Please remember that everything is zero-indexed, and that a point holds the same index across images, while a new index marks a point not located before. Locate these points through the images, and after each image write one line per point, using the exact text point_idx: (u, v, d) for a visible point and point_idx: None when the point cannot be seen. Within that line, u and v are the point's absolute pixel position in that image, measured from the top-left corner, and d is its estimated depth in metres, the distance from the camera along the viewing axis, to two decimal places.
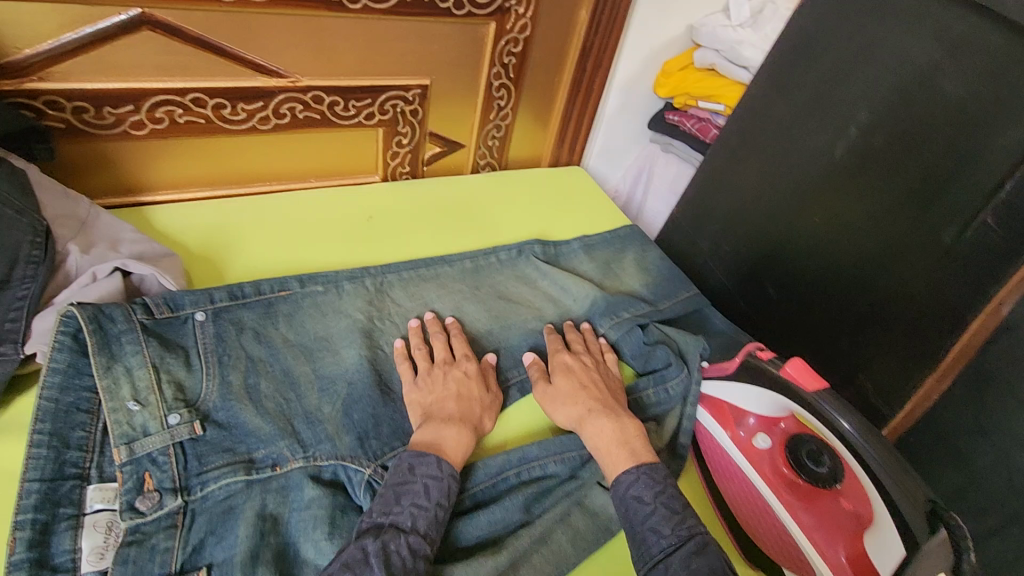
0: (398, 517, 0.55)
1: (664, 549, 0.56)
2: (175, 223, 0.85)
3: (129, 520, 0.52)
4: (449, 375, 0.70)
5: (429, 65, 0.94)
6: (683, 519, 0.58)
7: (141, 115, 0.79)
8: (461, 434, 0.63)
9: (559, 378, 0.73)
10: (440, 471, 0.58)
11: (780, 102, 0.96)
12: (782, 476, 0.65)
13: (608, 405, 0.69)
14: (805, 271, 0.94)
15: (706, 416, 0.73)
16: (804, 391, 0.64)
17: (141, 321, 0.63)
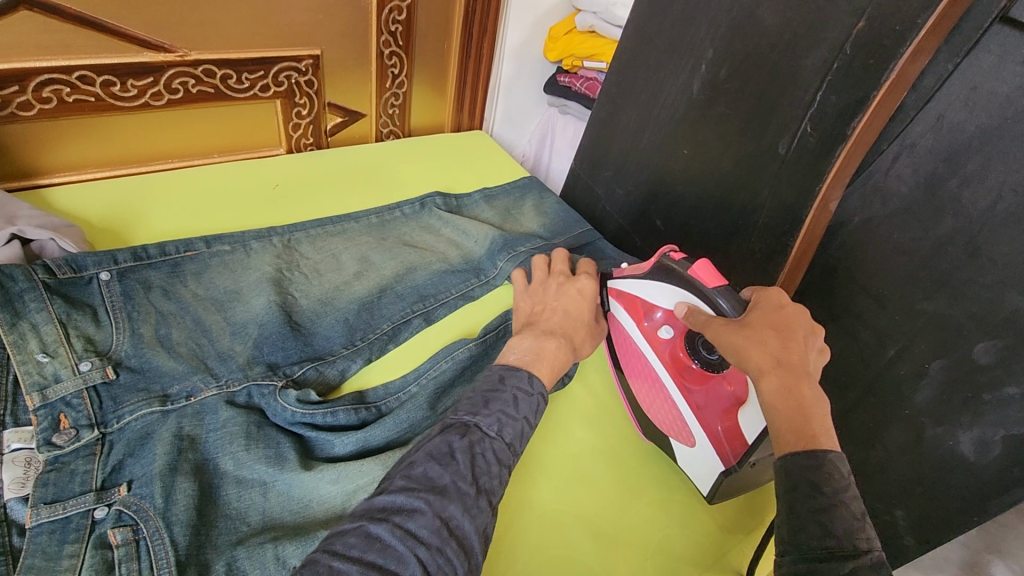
0: (485, 421, 0.58)
1: (829, 550, 0.45)
2: (74, 201, 0.86)
3: (47, 451, 0.56)
4: (562, 294, 0.77)
5: (318, 35, 0.99)
6: (864, 529, 0.46)
7: (28, 96, 0.80)
8: (557, 349, 0.69)
9: (765, 322, 0.60)
10: (531, 388, 0.62)
11: (645, 49, 1.08)
12: (679, 362, 0.72)
13: (800, 368, 0.56)
14: (682, 199, 1.06)
15: (620, 309, 0.77)
16: (704, 287, 0.67)
17: (43, 281, 0.66)
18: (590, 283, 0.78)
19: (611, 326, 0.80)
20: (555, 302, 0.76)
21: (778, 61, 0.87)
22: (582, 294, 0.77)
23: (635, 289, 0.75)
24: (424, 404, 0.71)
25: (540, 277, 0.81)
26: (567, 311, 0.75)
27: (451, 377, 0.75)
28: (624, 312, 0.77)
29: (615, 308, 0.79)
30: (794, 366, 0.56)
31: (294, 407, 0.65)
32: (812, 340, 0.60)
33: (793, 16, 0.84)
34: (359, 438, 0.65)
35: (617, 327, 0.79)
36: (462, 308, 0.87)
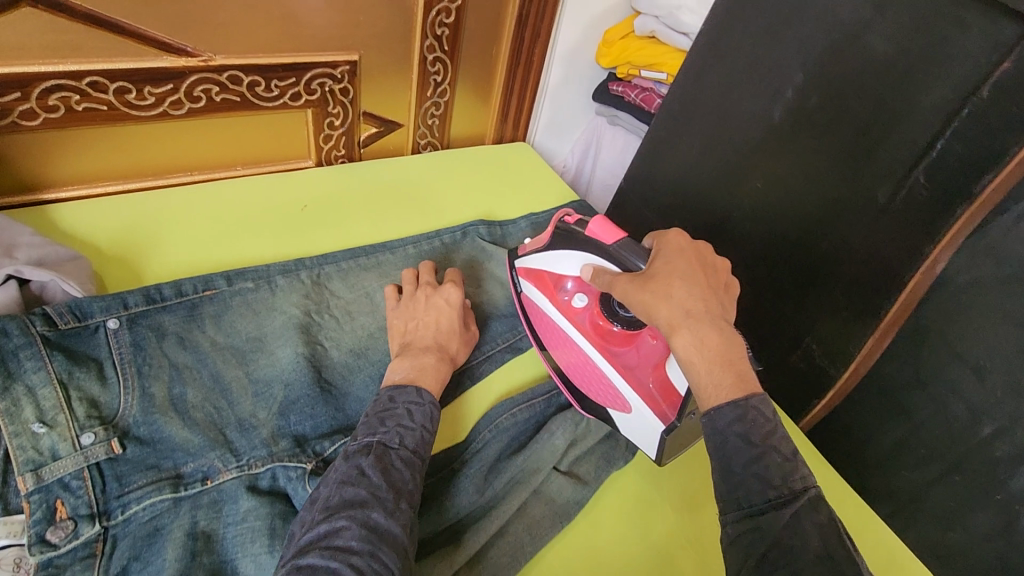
0: (386, 436, 0.56)
1: (769, 501, 0.46)
2: (82, 223, 0.77)
3: (39, 554, 0.49)
4: (431, 303, 0.72)
5: (358, 38, 0.88)
6: (798, 468, 0.47)
7: (31, 104, 0.71)
8: (438, 367, 0.66)
9: (668, 271, 0.59)
10: (422, 398, 0.60)
11: (717, 67, 0.94)
12: (599, 328, 0.72)
13: (710, 309, 0.56)
14: (751, 237, 0.95)
15: (530, 287, 0.78)
16: (607, 246, 0.68)
17: (41, 333, 0.58)
18: (456, 291, 0.73)
19: (531, 313, 0.79)
20: (424, 315, 0.71)
21: (886, 95, 0.75)
22: (449, 302, 0.72)
23: (542, 267, 0.77)
24: (472, 487, 0.62)
25: (409, 287, 0.75)
26: (439, 325, 0.70)
27: (499, 454, 0.66)
28: (537, 293, 0.77)
29: (530, 292, 0.78)
30: (708, 309, 0.56)
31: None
32: (715, 279, 0.60)
33: (907, 45, 0.72)
34: None
35: (535, 312, 0.78)
36: (510, 361, 0.78)
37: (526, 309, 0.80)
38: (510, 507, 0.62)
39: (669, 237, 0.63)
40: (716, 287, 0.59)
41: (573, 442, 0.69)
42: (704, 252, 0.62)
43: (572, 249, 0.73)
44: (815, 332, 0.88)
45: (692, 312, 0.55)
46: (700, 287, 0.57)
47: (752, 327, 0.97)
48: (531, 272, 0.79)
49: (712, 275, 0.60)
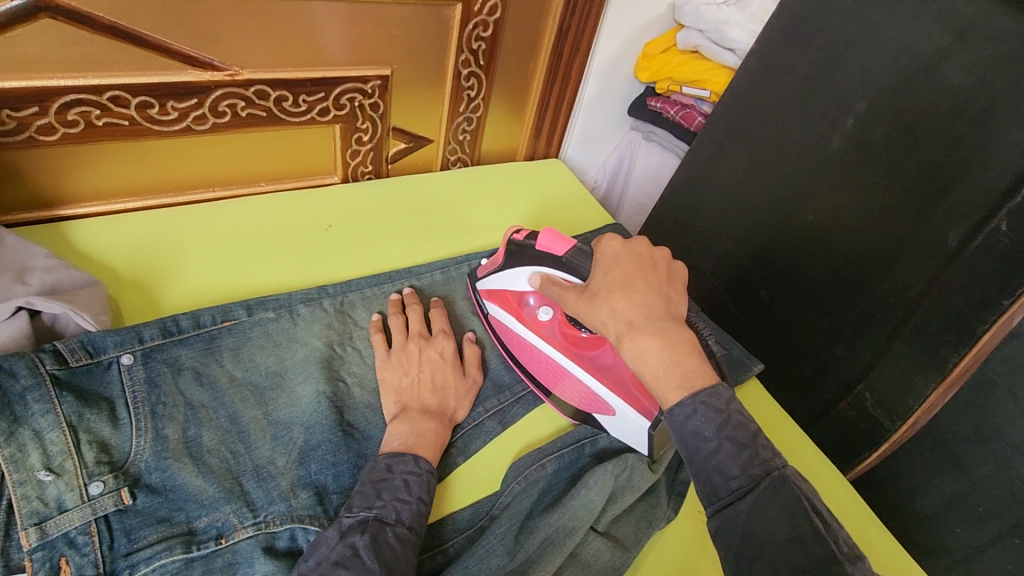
0: (382, 511, 0.54)
1: (732, 493, 0.46)
2: (98, 243, 0.74)
3: None
4: (426, 357, 0.69)
5: (391, 52, 0.84)
6: (756, 455, 0.46)
7: (50, 119, 0.67)
8: (438, 430, 0.64)
9: (607, 279, 0.58)
10: (420, 467, 0.59)
11: (771, 90, 0.88)
12: (568, 337, 0.73)
13: (652, 312, 0.53)
14: (799, 272, 0.89)
15: (495, 309, 0.75)
16: (559, 256, 0.66)
17: (51, 372, 0.55)
18: (448, 342, 0.71)
19: (496, 332, 0.76)
20: (419, 371, 0.68)
21: (963, 131, 0.69)
22: (443, 355, 0.70)
23: (501, 284, 0.75)
24: (501, 550, 0.58)
25: (399, 337, 0.71)
26: (436, 381, 0.67)
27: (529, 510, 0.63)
28: (500, 311, 0.75)
29: (493, 310, 0.76)
30: (651, 312, 0.54)
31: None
32: (655, 272, 0.57)
33: (993, 79, 0.66)
34: None
35: (499, 331, 0.76)
36: (538, 407, 0.73)
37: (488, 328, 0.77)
38: (543, 574, 0.58)
39: (604, 244, 0.60)
40: (662, 284, 0.56)
41: (610, 498, 0.64)
42: (644, 247, 0.59)
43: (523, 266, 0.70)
44: (870, 380, 0.81)
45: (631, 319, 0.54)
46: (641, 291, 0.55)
47: (797, 367, 0.91)
48: (490, 291, 0.76)
49: (656, 271, 0.57)
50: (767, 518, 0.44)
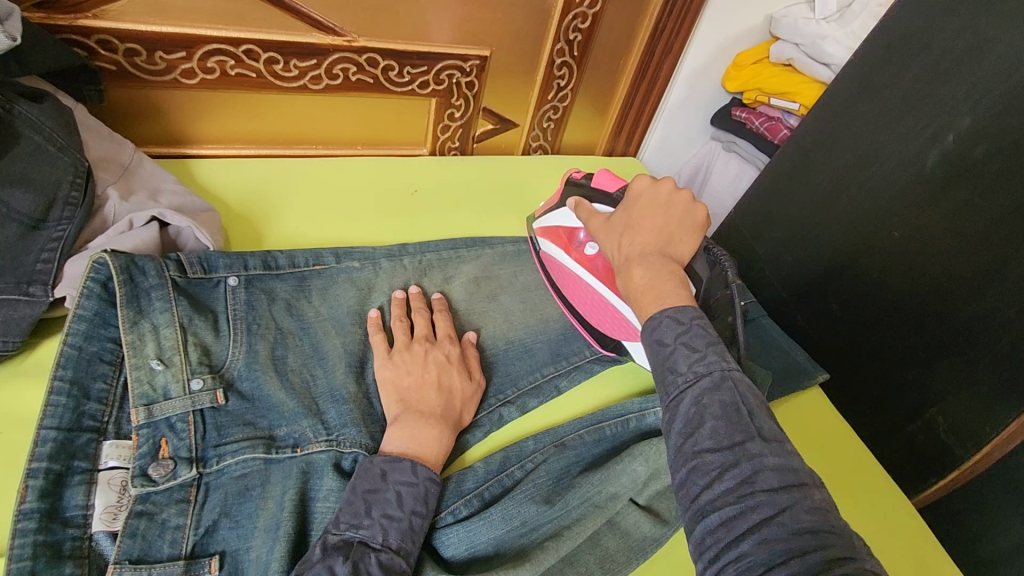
0: (368, 532, 0.51)
1: (680, 388, 0.47)
2: (217, 178, 0.82)
3: (140, 487, 0.51)
4: (429, 357, 0.66)
5: (493, 35, 0.89)
6: (705, 356, 0.47)
7: (192, 64, 0.76)
8: (442, 438, 0.60)
9: (625, 214, 0.62)
10: (416, 477, 0.55)
11: (867, 102, 0.87)
12: (613, 269, 0.73)
13: (663, 248, 0.58)
14: (875, 288, 0.87)
15: (547, 242, 0.81)
16: (609, 191, 0.71)
17: (173, 278, 0.61)
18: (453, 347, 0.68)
19: (552, 269, 0.81)
20: (424, 373, 0.65)
21: None
22: (447, 357, 0.67)
23: (556, 220, 0.79)
24: (538, 498, 0.59)
25: (402, 338, 0.68)
26: (442, 382, 0.64)
27: (567, 470, 0.64)
28: (553, 246, 0.80)
29: (546, 246, 0.81)
30: (646, 247, 0.58)
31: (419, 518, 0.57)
32: (671, 217, 0.60)
33: None
34: (465, 539, 0.56)
35: (555, 267, 0.81)
36: (598, 373, 0.76)
37: (544, 265, 0.83)
38: (581, 531, 0.58)
39: (635, 180, 0.63)
40: (671, 224, 0.59)
41: (652, 474, 0.64)
42: (666, 191, 0.61)
43: (568, 201, 0.74)
44: (943, 405, 0.78)
45: (625, 245, 0.59)
46: (647, 226, 0.59)
47: (862, 387, 0.89)
48: (544, 228, 0.81)
49: (671, 214, 0.60)
50: (703, 405, 0.44)
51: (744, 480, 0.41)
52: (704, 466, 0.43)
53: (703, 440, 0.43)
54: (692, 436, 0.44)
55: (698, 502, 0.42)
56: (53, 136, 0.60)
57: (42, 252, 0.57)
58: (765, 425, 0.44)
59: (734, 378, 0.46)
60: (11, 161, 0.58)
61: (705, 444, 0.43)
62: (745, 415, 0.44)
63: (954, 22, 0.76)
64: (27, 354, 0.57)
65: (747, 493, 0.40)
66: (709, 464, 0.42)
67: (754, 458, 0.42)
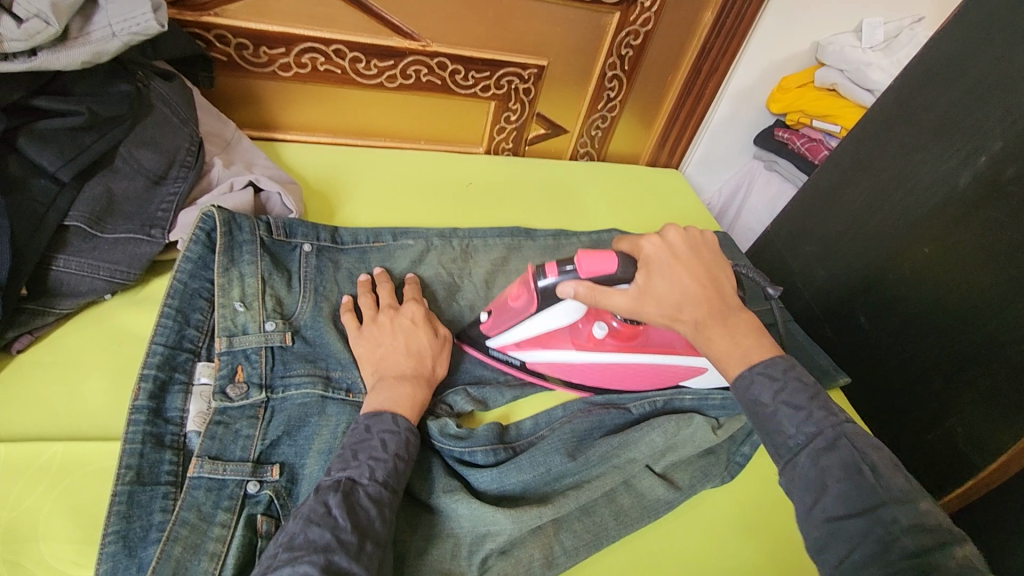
0: (355, 471, 0.53)
1: (791, 449, 0.50)
2: (300, 159, 0.94)
3: (219, 401, 0.59)
4: (397, 325, 0.67)
5: (550, 47, 0.98)
6: (811, 413, 0.50)
7: (289, 59, 0.88)
8: (415, 393, 0.61)
9: (657, 277, 0.58)
10: (398, 425, 0.57)
11: (904, 125, 0.90)
12: (625, 339, 0.70)
13: (722, 302, 0.57)
14: (902, 302, 0.89)
15: (531, 353, 0.71)
16: (616, 273, 0.60)
17: (261, 237, 0.71)
18: (417, 308, 0.69)
19: (551, 368, 0.72)
20: (392, 339, 0.66)
21: None
22: (414, 319, 0.68)
23: (535, 331, 0.69)
24: (563, 451, 0.63)
25: (370, 312, 0.69)
26: (408, 343, 0.65)
27: (591, 432, 0.67)
28: (544, 351, 0.71)
29: (533, 356, 0.71)
30: (707, 305, 0.57)
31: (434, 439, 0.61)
32: (707, 264, 0.59)
33: None
34: (496, 477, 0.60)
35: (549, 367, 0.72)
36: None
37: (530, 373, 0.73)
38: (601, 485, 0.62)
39: (643, 245, 0.61)
40: (709, 273, 0.58)
41: (670, 447, 0.67)
42: (678, 238, 0.60)
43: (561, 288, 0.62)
44: (963, 415, 0.81)
45: (684, 309, 0.57)
46: (693, 284, 0.57)
47: (887, 397, 0.92)
48: (516, 342, 0.70)
49: (701, 260, 0.59)
50: (823, 468, 0.48)
51: (884, 546, 0.43)
52: (844, 532, 0.45)
53: (832, 504, 0.46)
54: (818, 502, 0.47)
55: (844, 565, 0.44)
56: (178, 110, 0.72)
57: (161, 203, 0.68)
58: (894, 485, 0.46)
59: (846, 435, 0.49)
60: (143, 126, 0.69)
61: (836, 510, 0.46)
62: (867, 473, 0.47)
63: (988, 52, 0.78)
64: (142, 288, 0.68)
65: (892, 563, 0.42)
66: (849, 529, 0.45)
67: (889, 525, 0.44)
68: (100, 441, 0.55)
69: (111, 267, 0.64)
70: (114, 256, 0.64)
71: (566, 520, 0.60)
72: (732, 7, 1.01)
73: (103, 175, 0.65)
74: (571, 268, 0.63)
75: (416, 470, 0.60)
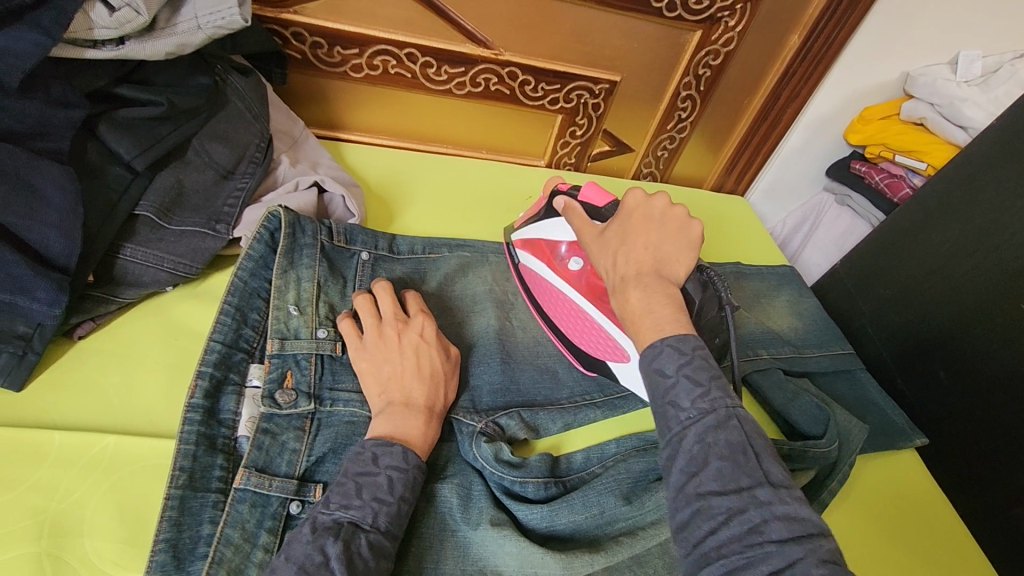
0: (358, 513, 0.49)
1: (681, 424, 0.47)
2: (362, 161, 0.93)
3: (268, 407, 0.57)
4: (405, 340, 0.62)
5: (624, 62, 0.94)
6: (709, 392, 0.48)
7: (362, 60, 0.87)
8: (427, 428, 0.57)
9: (616, 229, 0.60)
10: (407, 463, 0.53)
11: (1007, 168, 0.82)
12: (591, 288, 0.71)
13: (666, 275, 0.57)
14: (988, 361, 0.82)
15: (529, 257, 0.77)
16: (597, 207, 0.66)
17: (323, 243, 0.70)
18: (427, 324, 0.64)
19: (529, 282, 0.77)
20: (400, 357, 0.61)
21: None
22: (425, 337, 0.63)
23: (537, 233, 0.76)
24: (618, 493, 0.60)
25: (372, 321, 0.64)
26: (418, 360, 0.61)
27: (646, 475, 0.63)
28: (532, 259, 0.76)
29: (527, 260, 0.77)
30: (642, 267, 0.56)
31: (487, 462, 0.58)
32: (666, 241, 0.58)
33: None
34: (546, 515, 0.57)
35: (534, 281, 0.76)
36: None
37: (522, 281, 0.78)
38: (656, 535, 0.57)
39: (626, 198, 0.61)
40: (664, 243, 0.58)
41: None
42: (660, 206, 0.60)
43: (555, 200, 0.70)
44: None
45: (622, 267, 0.57)
46: (640, 247, 0.58)
47: (967, 462, 0.84)
48: (527, 240, 0.78)
49: (666, 234, 0.58)
50: (708, 444, 0.46)
51: (750, 528, 0.42)
52: (709, 510, 0.43)
53: (708, 481, 0.45)
54: (696, 476, 0.45)
55: (703, 546, 0.43)
56: (251, 106, 0.72)
57: (228, 198, 0.68)
58: None
59: (739, 417, 0.47)
60: (217, 120, 0.69)
61: (709, 486, 0.44)
62: (752, 457, 0.45)
63: None
64: (202, 282, 0.67)
65: (753, 543, 0.41)
66: (717, 507, 0.43)
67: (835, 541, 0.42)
68: (152, 438, 0.54)
69: (175, 260, 0.63)
70: (178, 249, 0.63)
71: (616, 569, 0.56)
72: (821, 31, 0.96)
73: (175, 166, 0.65)
74: (574, 194, 0.69)
75: (463, 498, 0.57)
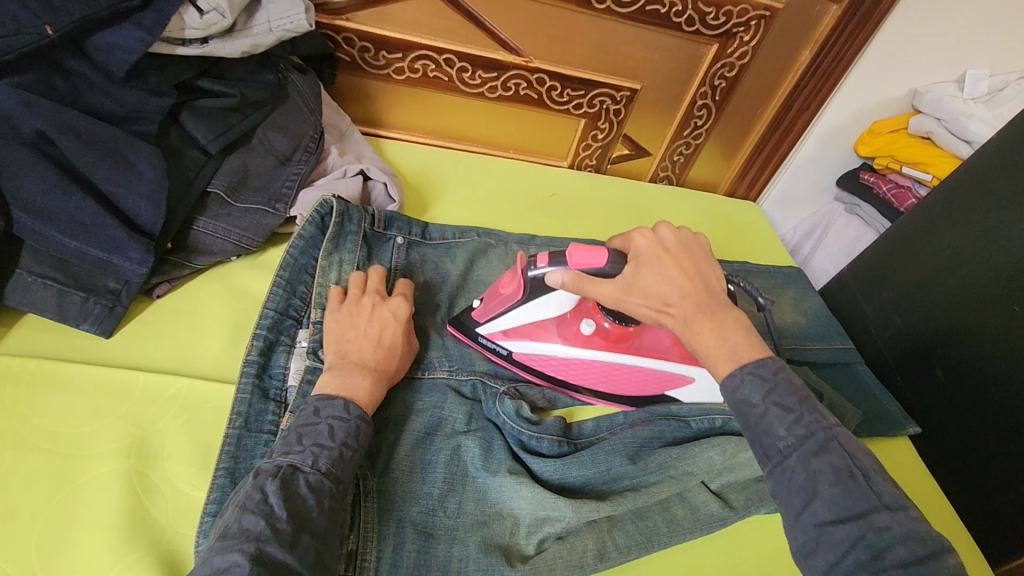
0: (297, 457, 0.52)
1: (780, 451, 0.50)
2: (399, 155, 1.01)
3: (311, 361, 0.64)
4: (376, 313, 0.66)
5: (644, 71, 1.02)
6: (801, 416, 0.50)
7: (404, 63, 0.96)
8: (371, 387, 0.60)
9: (645, 271, 0.59)
10: (348, 412, 0.56)
11: (1002, 178, 0.86)
12: (614, 336, 0.71)
13: (715, 294, 0.57)
14: (982, 359, 0.86)
15: (521, 343, 0.71)
16: (603, 267, 0.60)
17: (365, 229, 0.78)
18: (402, 304, 0.67)
19: (533, 363, 0.72)
20: (365, 326, 0.64)
21: None
22: (397, 316, 0.67)
23: (523, 319, 0.70)
24: (624, 453, 0.66)
25: (354, 292, 0.68)
26: (382, 336, 0.64)
27: (649, 441, 0.69)
28: (531, 344, 0.71)
29: (520, 347, 0.71)
30: (691, 297, 0.57)
31: (508, 417, 0.66)
32: (699, 264, 0.59)
33: None
34: (558, 468, 0.63)
35: (536, 361, 0.72)
36: None
37: (517, 366, 0.73)
38: (657, 492, 0.64)
39: (636, 240, 0.61)
40: (697, 268, 0.58)
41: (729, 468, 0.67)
42: (670, 236, 0.60)
43: (550, 275, 0.62)
44: None
45: (673, 304, 0.57)
46: (681, 278, 0.57)
47: (961, 453, 0.89)
48: (504, 331, 0.71)
49: (692, 257, 0.59)
50: (812, 470, 0.48)
51: (875, 554, 0.45)
52: (831, 538, 0.46)
53: (824, 510, 0.47)
54: (810, 505, 0.48)
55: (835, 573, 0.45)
56: (307, 101, 0.81)
57: (286, 181, 0.76)
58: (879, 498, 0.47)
59: (838, 438, 0.50)
60: (279, 112, 0.78)
61: (825, 515, 0.47)
62: (860, 478, 0.48)
63: None
64: (259, 254, 0.76)
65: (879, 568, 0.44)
66: (834, 535, 0.46)
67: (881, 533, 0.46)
68: (218, 383, 0.62)
69: (240, 233, 0.72)
70: (242, 224, 0.72)
71: (620, 521, 0.62)
72: (831, 47, 1.02)
73: (242, 151, 0.74)
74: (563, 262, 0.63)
75: (484, 449, 0.64)
